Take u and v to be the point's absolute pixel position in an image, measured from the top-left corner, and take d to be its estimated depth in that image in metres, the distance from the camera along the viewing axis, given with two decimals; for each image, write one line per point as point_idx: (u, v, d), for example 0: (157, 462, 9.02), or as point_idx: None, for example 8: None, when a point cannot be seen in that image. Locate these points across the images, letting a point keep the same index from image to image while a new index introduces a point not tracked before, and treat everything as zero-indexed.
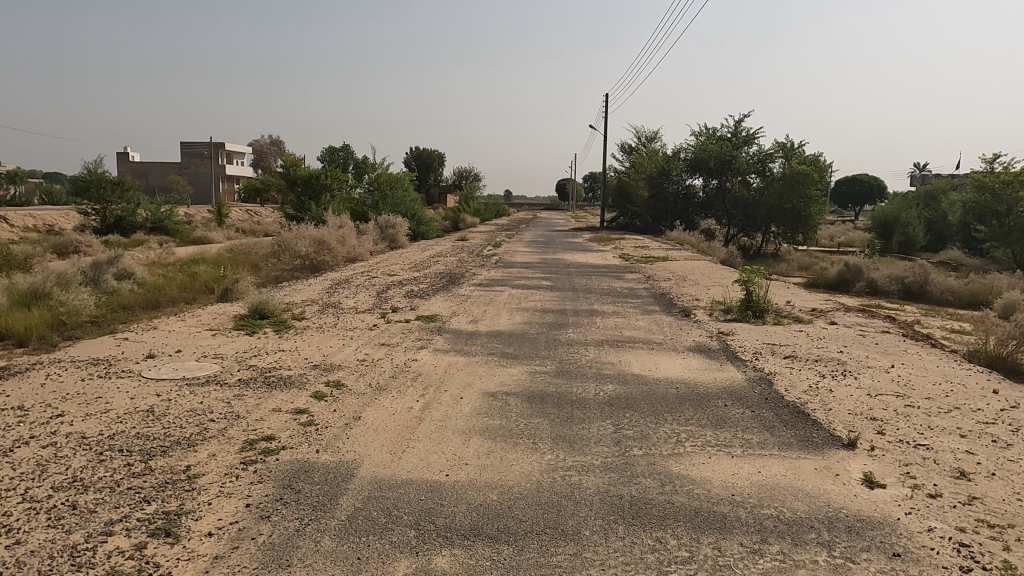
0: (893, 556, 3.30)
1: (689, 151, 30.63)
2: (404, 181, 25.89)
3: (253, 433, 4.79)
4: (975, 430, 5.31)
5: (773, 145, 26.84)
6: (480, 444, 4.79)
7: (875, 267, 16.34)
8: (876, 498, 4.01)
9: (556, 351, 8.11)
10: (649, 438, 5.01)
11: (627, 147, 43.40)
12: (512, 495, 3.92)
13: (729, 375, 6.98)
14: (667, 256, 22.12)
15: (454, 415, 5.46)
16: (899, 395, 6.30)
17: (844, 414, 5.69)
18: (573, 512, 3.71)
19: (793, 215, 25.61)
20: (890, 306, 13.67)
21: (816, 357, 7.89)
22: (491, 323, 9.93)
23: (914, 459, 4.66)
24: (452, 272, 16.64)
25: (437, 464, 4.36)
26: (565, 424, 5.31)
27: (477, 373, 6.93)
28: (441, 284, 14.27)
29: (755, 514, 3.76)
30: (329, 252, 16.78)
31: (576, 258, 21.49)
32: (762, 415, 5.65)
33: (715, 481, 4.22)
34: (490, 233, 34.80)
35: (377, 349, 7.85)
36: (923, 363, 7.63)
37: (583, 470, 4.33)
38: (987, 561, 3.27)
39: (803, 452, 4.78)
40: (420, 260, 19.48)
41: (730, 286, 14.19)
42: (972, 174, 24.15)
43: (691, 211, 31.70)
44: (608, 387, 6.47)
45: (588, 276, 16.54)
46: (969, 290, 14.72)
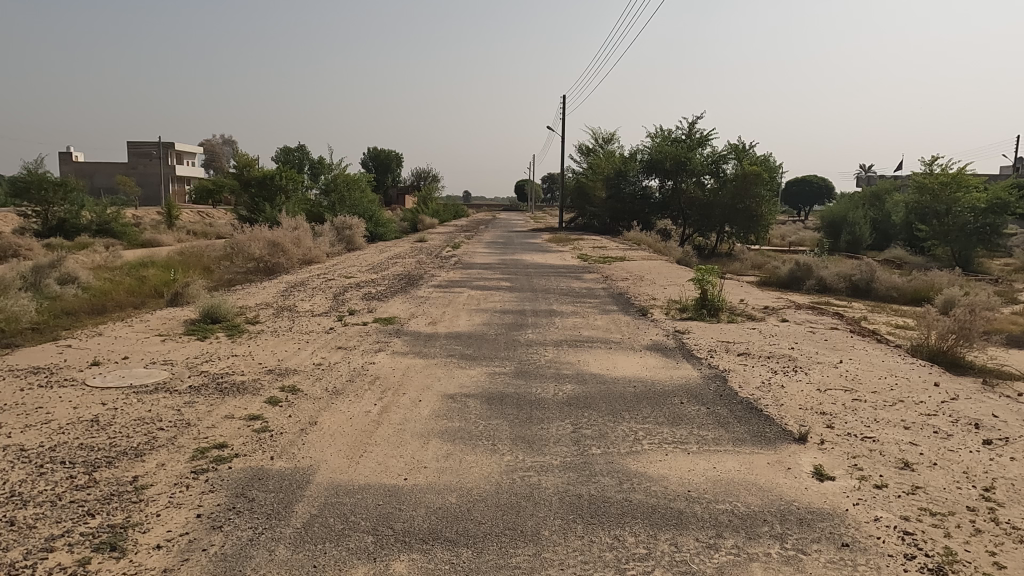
0: (842, 547, 3.37)
1: (644, 152, 31.02)
2: (362, 182, 25.46)
3: (204, 440, 4.63)
4: (918, 422, 5.49)
5: (726, 146, 27.45)
6: (439, 446, 4.72)
7: (824, 265, 16.83)
8: (826, 490, 4.09)
9: (515, 351, 8.10)
10: (608, 436, 5.03)
11: (585, 148, 43.98)
12: (471, 497, 3.86)
13: (684, 373, 7.07)
14: (625, 256, 22.34)
15: (412, 418, 5.38)
16: (846, 389, 6.48)
17: (795, 409, 5.81)
18: (532, 512, 3.68)
19: (746, 215, 26.28)
20: (838, 303, 14.08)
21: (768, 354, 8.06)
22: (450, 324, 9.87)
23: (862, 452, 4.78)
24: (410, 274, 16.46)
25: (396, 467, 4.29)
26: (525, 424, 5.27)
27: (435, 375, 6.85)
28: (399, 286, 14.10)
29: (711, 509, 3.79)
30: (284, 253, 16.36)
31: (536, 259, 21.58)
32: (716, 411, 5.73)
33: (672, 477, 4.25)
34: (450, 235, 34.60)
35: (334, 352, 7.70)
36: (870, 358, 7.88)
37: (542, 470, 4.31)
38: (929, 548, 3.36)
39: (756, 447, 4.86)
40: (377, 262, 19.22)
41: (686, 286, 14.39)
42: (913, 175, 25.78)
43: (648, 212, 32.01)
44: (567, 387, 6.48)
45: (546, 276, 16.61)
46: (913, 286, 15.28)
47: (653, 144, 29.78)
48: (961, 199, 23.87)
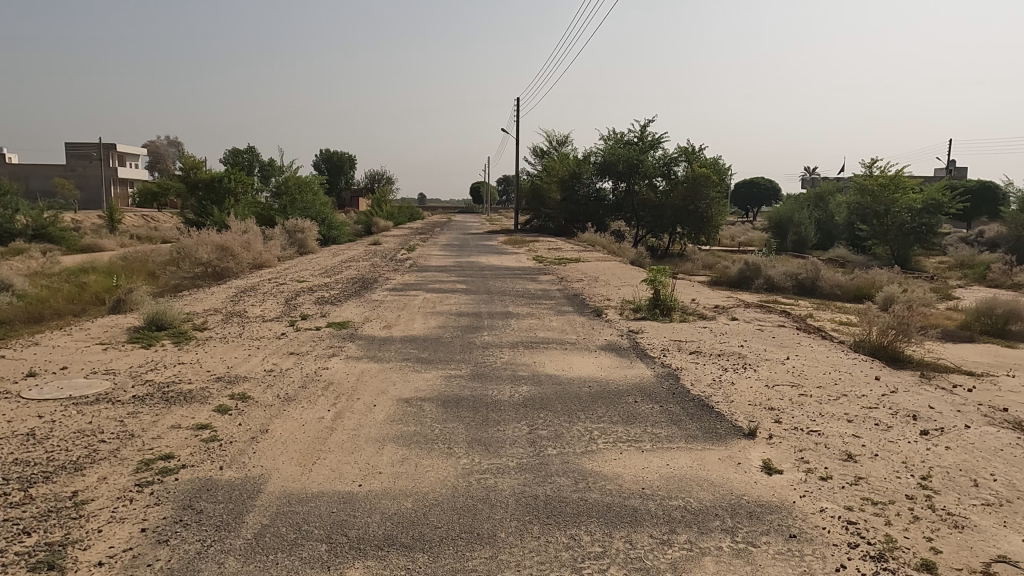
0: (789, 538, 3.47)
1: (597, 154, 31.33)
2: (314, 184, 25.01)
3: (149, 452, 4.47)
4: (860, 415, 5.69)
5: (677, 149, 27.98)
6: (395, 451, 4.67)
7: (772, 265, 17.30)
8: (774, 483, 4.21)
9: (471, 353, 8.08)
10: (563, 437, 5.06)
11: (539, 150, 44.23)
12: (426, 502, 3.84)
13: (638, 372, 7.18)
14: (580, 257, 22.52)
15: (367, 423, 5.31)
16: (793, 384, 6.68)
17: (745, 405, 5.96)
18: (488, 515, 3.67)
19: (697, 217, 26.84)
20: (785, 301, 14.50)
21: (719, 351, 8.25)
22: (406, 327, 9.78)
23: (808, 445, 4.93)
24: (365, 277, 16.26)
25: (350, 474, 4.23)
26: (481, 426, 5.26)
27: (390, 379, 6.78)
28: (353, 290, 13.91)
29: (664, 506, 3.86)
30: (233, 258, 15.96)
31: (491, 261, 21.59)
32: (669, 409, 5.84)
33: (626, 475, 4.30)
34: (405, 237, 34.31)
35: (286, 358, 7.55)
36: (815, 354, 8.14)
37: (498, 472, 4.31)
38: (871, 536, 3.50)
39: (707, 443, 4.97)
40: (331, 265, 18.92)
41: (639, 286, 14.61)
42: (855, 176, 26.70)
43: (602, 213, 32.33)
44: (523, 388, 6.49)
45: (502, 278, 16.63)
46: (855, 284, 15.85)
47: (606, 147, 30.10)
48: (899, 199, 24.87)
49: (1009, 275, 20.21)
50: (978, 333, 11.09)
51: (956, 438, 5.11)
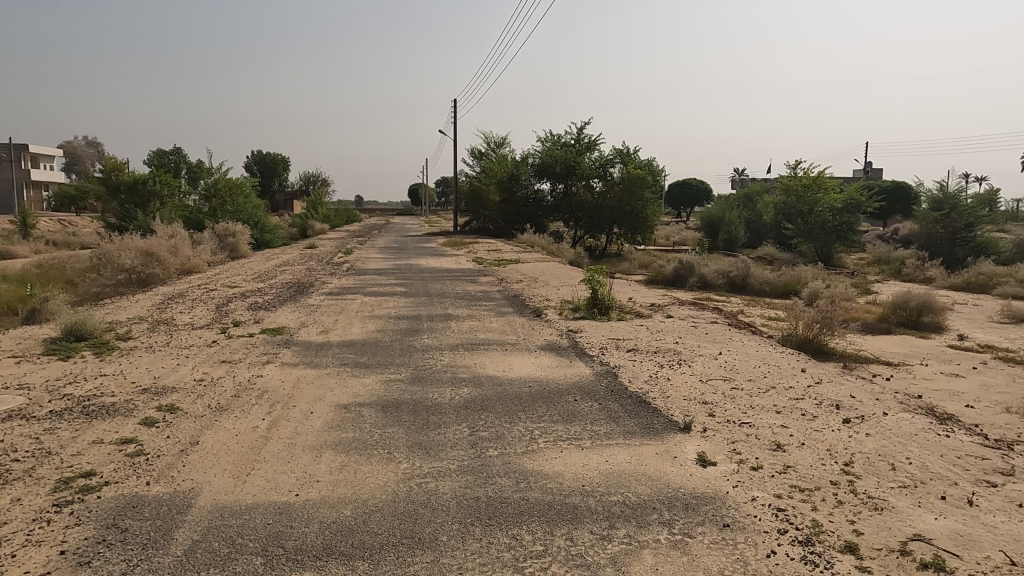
0: (723, 527, 3.58)
1: (535, 156, 31.53)
2: (245, 187, 24.24)
3: (69, 470, 4.23)
4: (788, 406, 5.93)
5: (612, 151, 28.45)
6: (333, 459, 4.57)
7: (705, 263, 17.84)
8: (708, 475, 4.34)
9: (411, 357, 7.99)
10: (504, 437, 5.06)
11: (478, 152, 44.23)
12: (366, 508, 3.77)
13: (577, 371, 7.26)
14: (519, 258, 22.63)
15: (304, 431, 5.17)
16: (725, 378, 6.91)
17: (680, 400, 6.12)
18: (430, 519, 3.64)
19: (633, 217, 27.39)
20: (718, 298, 14.97)
21: (655, 349, 8.44)
22: (343, 332, 9.59)
23: (740, 437, 5.10)
24: (300, 282, 15.87)
25: (286, 484, 4.11)
26: (422, 430, 5.21)
27: (328, 386, 6.62)
28: (288, 295, 13.54)
29: (604, 502, 3.91)
30: (159, 263, 15.30)
31: (430, 263, 21.43)
32: (608, 406, 5.93)
33: (567, 473, 4.35)
34: (342, 240, 33.73)
35: (217, 367, 7.27)
36: (746, 348, 8.43)
37: (440, 476, 4.27)
38: (799, 521, 3.65)
39: (645, 438, 5.08)
40: (264, 270, 18.37)
41: (578, 286, 14.82)
42: (781, 177, 27.78)
43: (541, 215, 32.57)
44: (463, 390, 6.47)
45: (441, 280, 16.54)
46: (782, 281, 16.52)
47: (543, 149, 30.31)
48: (821, 200, 26.02)
49: (922, 270, 21.49)
50: (894, 325, 11.75)
51: (875, 425, 5.39)
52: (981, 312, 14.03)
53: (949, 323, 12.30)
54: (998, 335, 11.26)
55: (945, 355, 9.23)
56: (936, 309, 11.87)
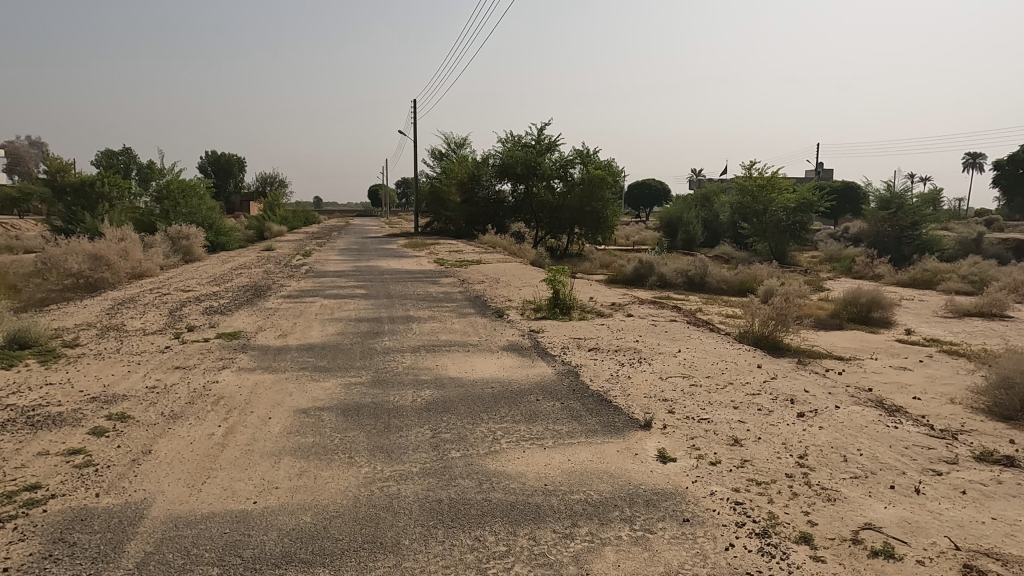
0: (683, 522, 3.63)
1: (496, 156, 31.51)
2: (199, 188, 23.62)
3: (12, 483, 4.05)
4: (745, 401, 6.05)
5: (572, 152, 28.61)
6: (292, 464, 4.47)
7: (664, 262, 18.09)
8: (669, 471, 4.39)
9: (371, 360, 7.89)
10: (467, 439, 5.03)
11: (438, 152, 44.01)
12: (327, 514, 3.69)
13: (539, 371, 7.28)
14: (481, 259, 22.59)
15: (262, 437, 5.06)
16: (685, 375, 7.00)
17: (641, 398, 6.19)
18: (392, 522, 3.59)
19: (594, 217, 27.60)
20: (677, 296, 15.20)
21: (616, 347, 8.52)
22: (302, 335, 9.43)
23: (699, 433, 5.18)
24: (257, 285, 15.55)
25: (244, 491, 4.00)
26: (383, 433, 5.14)
27: (287, 390, 6.49)
28: (245, 298, 13.24)
29: (566, 500, 3.92)
30: (109, 267, 14.80)
31: (391, 264, 21.24)
32: (570, 405, 5.96)
33: (530, 473, 4.34)
34: (300, 242, 33.16)
35: (171, 373, 7.06)
36: (704, 346, 8.57)
37: (402, 479, 4.21)
38: (756, 514, 3.71)
39: (606, 436, 5.11)
40: (220, 273, 17.93)
41: (540, 286, 14.87)
42: (736, 178, 28.32)
43: (502, 215, 32.58)
44: (425, 392, 6.41)
45: (402, 282, 16.40)
46: (739, 279, 16.86)
47: (503, 150, 30.31)
48: (776, 200, 26.62)
49: (871, 267, 22.20)
50: (846, 321, 12.09)
51: (828, 418, 5.54)
52: (926, 308, 14.54)
53: (897, 319, 12.72)
54: (943, 329, 11.68)
55: (894, 349, 9.54)
56: (885, 305, 12.26)
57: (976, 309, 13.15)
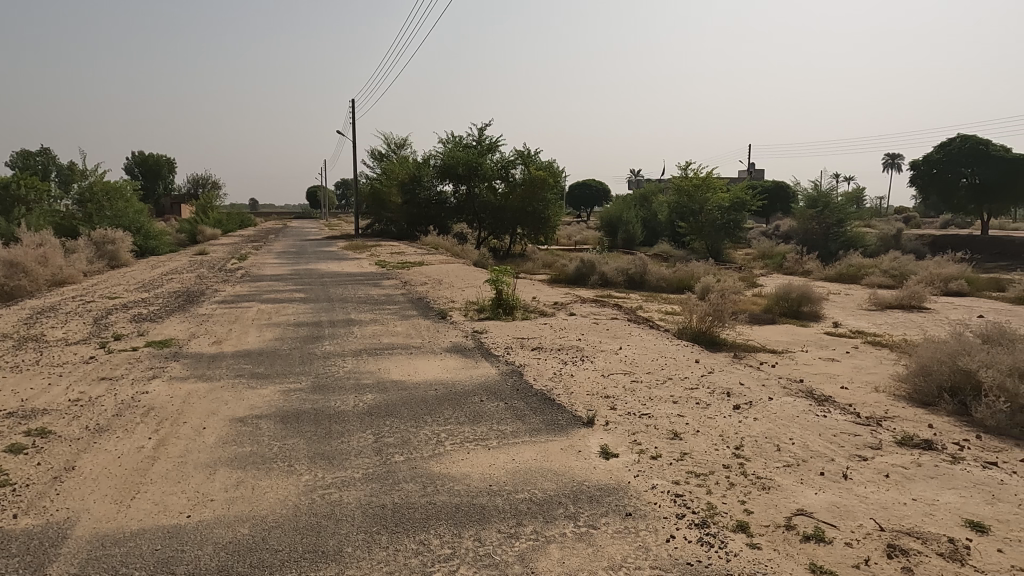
0: (626, 516, 3.65)
1: (437, 157, 31.25)
2: (126, 190, 22.53)
3: None
4: (684, 395, 6.17)
5: (513, 152, 28.64)
6: (228, 475, 4.29)
7: (605, 262, 18.31)
8: (611, 466, 4.43)
9: (311, 365, 7.68)
10: (410, 442, 4.94)
11: (377, 153, 43.37)
12: (266, 524, 3.55)
13: (483, 371, 7.23)
14: (423, 261, 22.38)
15: (196, 448, 4.83)
16: (626, 372, 7.09)
17: (583, 395, 6.23)
18: (334, 530, 3.48)
19: (536, 218, 27.73)
20: (618, 295, 15.44)
21: (559, 346, 8.56)
22: (239, 342, 9.10)
23: (640, 428, 5.25)
24: (190, 290, 14.94)
25: (176, 505, 3.80)
26: (324, 440, 5.00)
27: (222, 399, 6.23)
28: (177, 305, 12.69)
29: (511, 500, 3.90)
30: (26, 274, 13.93)
31: (331, 267, 20.79)
32: (514, 405, 5.94)
33: (474, 474, 4.29)
34: (235, 246, 32.09)
35: (96, 385, 6.68)
36: (644, 342, 8.72)
37: (344, 485, 4.10)
38: (696, 505, 3.77)
39: (550, 434, 5.12)
40: (149, 279, 17.15)
41: (482, 287, 14.83)
42: (673, 178, 28.99)
43: (444, 216, 32.37)
44: (367, 397, 6.27)
45: (343, 285, 16.07)
46: (677, 276, 17.25)
47: (445, 150, 30.06)
48: (710, 199, 27.37)
49: (801, 264, 23.11)
50: (778, 315, 12.51)
51: (762, 409, 5.70)
52: (852, 301, 15.21)
53: (825, 312, 13.25)
54: (868, 321, 12.24)
55: (823, 341, 9.92)
56: (814, 299, 12.77)
57: (897, 301, 13.83)
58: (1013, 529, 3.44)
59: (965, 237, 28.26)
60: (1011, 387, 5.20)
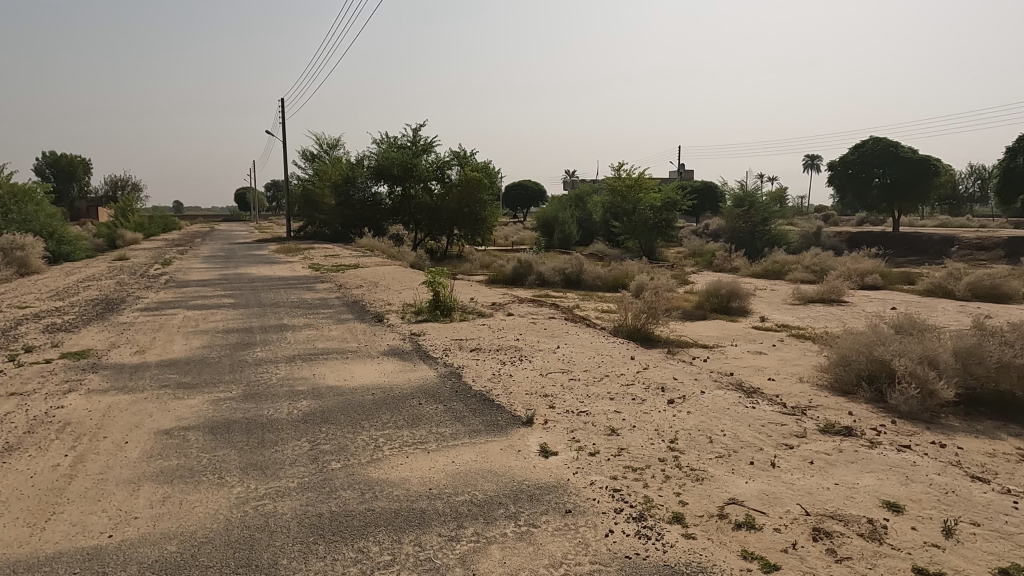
0: (565, 514, 3.67)
1: (370, 158, 30.72)
2: (36, 192, 21.19)
3: None
4: (621, 392, 6.26)
5: (449, 153, 28.45)
6: (153, 491, 4.06)
7: (542, 262, 18.44)
8: (550, 464, 4.44)
9: (242, 373, 7.39)
10: (347, 449, 4.81)
11: (309, 154, 42.32)
12: (195, 540, 3.38)
13: (421, 374, 7.14)
14: (358, 263, 21.96)
15: (117, 464, 4.56)
16: (564, 371, 7.14)
17: (522, 395, 6.23)
18: (268, 543, 3.34)
19: (473, 219, 27.66)
20: (555, 294, 15.57)
21: (497, 346, 8.54)
22: (163, 351, 8.68)
23: (578, 425, 5.29)
24: (109, 298, 14.15)
25: (96, 525, 3.58)
26: (256, 450, 4.81)
27: (146, 411, 5.91)
28: (94, 313, 12.00)
29: (451, 502, 3.85)
30: None
31: (262, 271, 20.15)
32: (453, 407, 5.88)
33: (414, 478, 4.22)
34: (158, 251, 30.64)
35: (4, 401, 6.22)
36: (582, 341, 8.81)
37: (278, 496, 3.95)
38: (633, 499, 3.83)
39: (490, 435, 5.09)
40: (64, 286, 16.16)
41: (420, 289, 14.67)
42: (606, 179, 29.49)
43: (379, 218, 31.88)
44: (302, 403, 6.08)
45: (275, 289, 15.58)
46: (613, 275, 17.55)
47: (379, 151, 29.58)
48: (643, 199, 27.97)
49: (729, 261, 23.93)
50: (709, 311, 12.89)
51: (695, 403, 5.85)
52: (777, 296, 15.83)
53: (752, 307, 13.73)
54: (792, 315, 12.76)
55: (751, 336, 10.28)
56: (742, 295, 13.22)
57: (818, 296, 14.48)
58: (926, 507, 3.64)
59: (878, 234, 29.86)
60: (921, 373, 5.49)
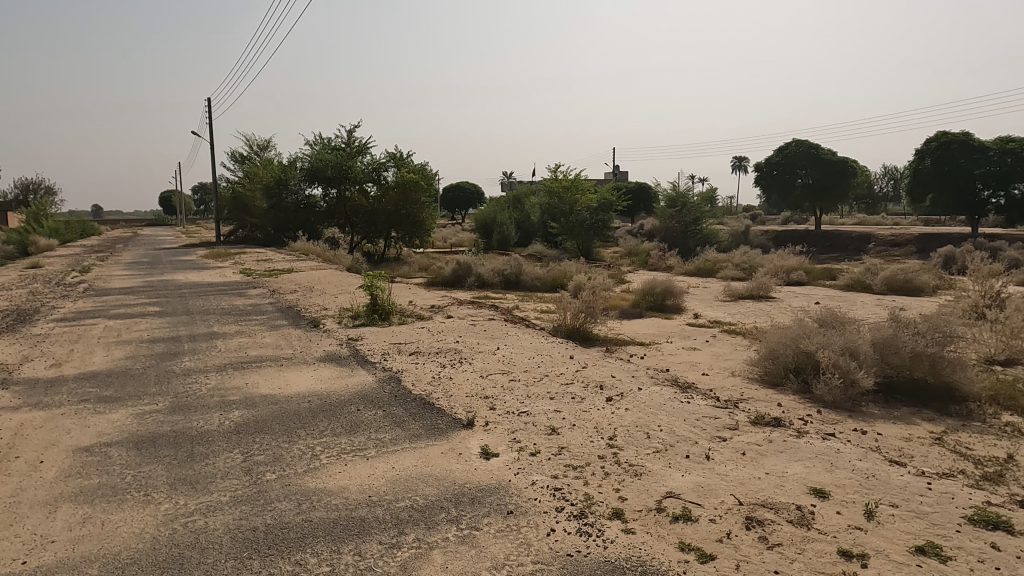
0: (507, 515, 3.64)
1: (303, 159, 29.94)
2: None
3: None
4: (560, 391, 6.28)
5: (385, 155, 28.03)
6: (72, 512, 3.80)
7: (481, 263, 18.39)
8: (491, 466, 4.40)
9: (169, 384, 7.04)
10: (282, 459, 4.64)
11: (239, 155, 40.95)
12: (119, 562, 3.17)
13: (359, 379, 6.97)
14: (292, 267, 21.36)
15: (31, 485, 4.25)
16: (504, 372, 7.12)
17: (462, 397, 6.17)
18: (199, 560, 3.17)
19: (410, 222, 27.35)
20: (495, 296, 15.56)
21: (437, 349, 8.44)
22: (82, 363, 8.18)
23: (518, 426, 5.27)
24: (19, 308, 13.24)
25: (8, 551, 3.31)
26: (185, 464, 4.58)
27: (63, 427, 5.55)
28: (3, 325, 11.20)
29: (391, 509, 3.75)
30: None
31: (190, 277, 19.32)
32: (392, 412, 5.77)
33: (352, 486, 4.10)
34: (75, 257, 28.97)
35: None
36: (521, 341, 8.81)
37: (209, 511, 3.76)
38: (574, 497, 3.83)
39: (430, 439, 5.01)
40: None
41: (357, 293, 14.39)
42: (543, 180, 29.73)
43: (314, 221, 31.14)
44: (234, 414, 5.84)
45: (204, 296, 14.96)
46: (551, 275, 17.68)
47: (312, 152, 28.86)
48: (579, 200, 28.33)
49: (663, 260, 24.51)
50: (645, 309, 13.14)
51: (633, 399, 5.93)
52: (710, 293, 16.29)
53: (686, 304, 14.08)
54: (724, 311, 13.17)
55: (685, 332, 10.52)
56: (677, 293, 13.54)
57: (748, 292, 14.99)
58: (850, 492, 3.79)
59: (802, 232, 31.22)
60: (843, 364, 5.72)
